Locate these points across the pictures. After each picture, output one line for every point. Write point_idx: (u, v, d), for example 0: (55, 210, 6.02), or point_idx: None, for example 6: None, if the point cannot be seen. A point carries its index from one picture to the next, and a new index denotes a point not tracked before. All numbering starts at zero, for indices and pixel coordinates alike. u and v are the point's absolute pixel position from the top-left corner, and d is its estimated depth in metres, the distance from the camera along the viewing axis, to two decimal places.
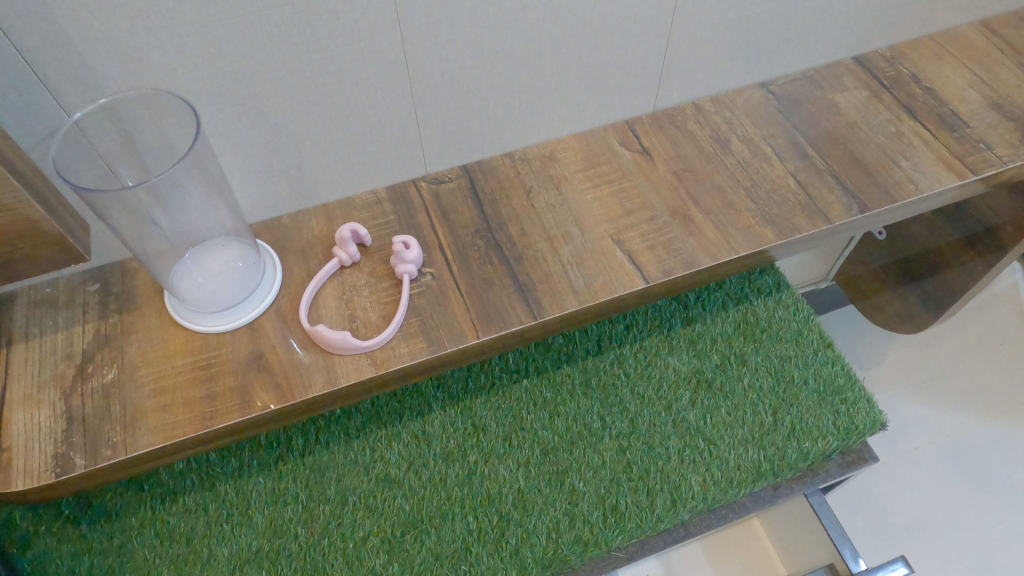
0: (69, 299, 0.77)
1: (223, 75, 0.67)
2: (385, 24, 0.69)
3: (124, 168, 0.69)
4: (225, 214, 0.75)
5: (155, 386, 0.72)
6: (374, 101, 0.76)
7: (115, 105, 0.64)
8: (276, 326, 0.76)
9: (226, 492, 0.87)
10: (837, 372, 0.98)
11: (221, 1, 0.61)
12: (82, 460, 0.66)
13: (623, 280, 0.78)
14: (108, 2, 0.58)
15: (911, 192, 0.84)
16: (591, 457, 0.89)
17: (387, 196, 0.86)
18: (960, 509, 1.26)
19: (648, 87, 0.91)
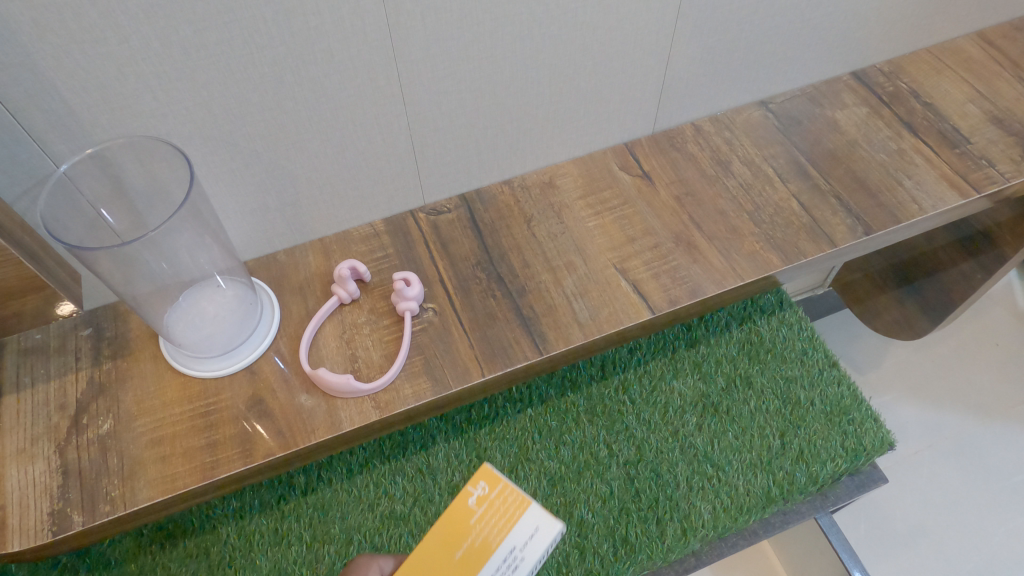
0: (61, 347, 0.75)
1: (216, 118, 0.65)
2: (381, 61, 0.67)
3: (115, 214, 0.67)
4: (221, 260, 0.73)
5: (153, 436, 0.70)
6: (371, 136, 0.74)
7: (104, 152, 0.62)
8: (275, 369, 0.74)
9: (229, 535, 0.85)
10: (844, 392, 0.97)
11: (212, 46, 0.59)
12: (80, 517, 0.64)
13: (629, 310, 0.77)
14: (94, 51, 0.56)
15: (915, 212, 0.83)
16: (599, 488, 0.88)
17: (385, 228, 0.84)
18: (963, 512, 1.25)
19: (647, 109, 0.90)
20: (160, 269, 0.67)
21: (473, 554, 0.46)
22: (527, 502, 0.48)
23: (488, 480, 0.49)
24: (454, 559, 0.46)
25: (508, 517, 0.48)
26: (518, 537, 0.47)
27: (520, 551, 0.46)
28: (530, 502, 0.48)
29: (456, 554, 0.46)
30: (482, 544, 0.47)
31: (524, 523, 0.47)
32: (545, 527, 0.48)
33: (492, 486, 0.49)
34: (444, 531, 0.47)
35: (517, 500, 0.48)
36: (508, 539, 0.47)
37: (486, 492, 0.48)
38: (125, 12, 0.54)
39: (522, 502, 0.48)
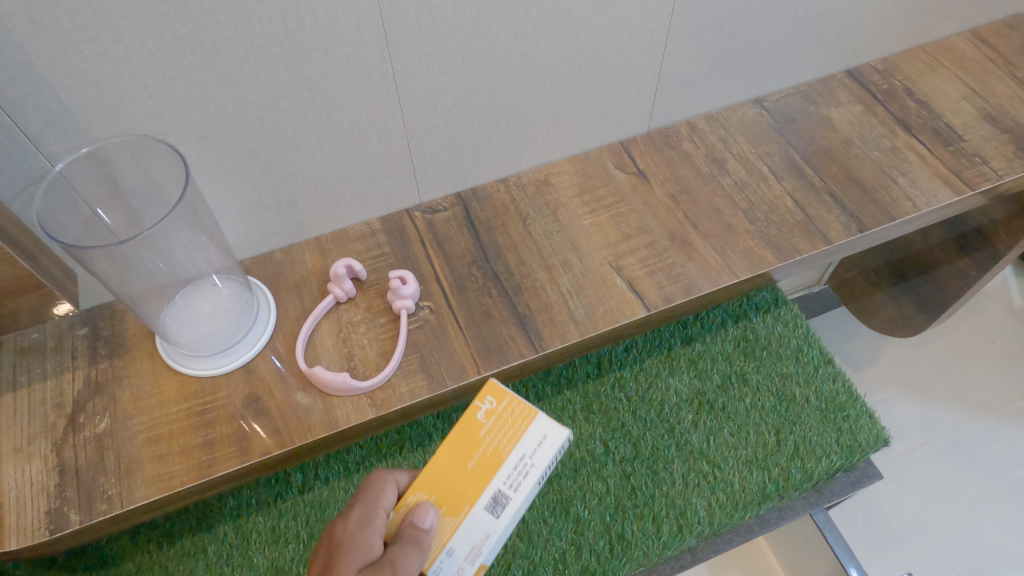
0: (57, 346, 0.75)
1: (211, 116, 0.65)
2: (376, 59, 0.67)
3: (111, 213, 0.67)
4: (218, 258, 0.73)
5: (151, 434, 0.70)
6: (366, 135, 0.75)
7: (99, 151, 0.62)
8: (272, 367, 0.74)
9: (226, 533, 0.85)
10: (839, 389, 0.98)
11: (207, 44, 0.59)
12: (77, 515, 0.65)
13: (624, 308, 0.77)
14: (89, 50, 0.56)
15: (908, 209, 0.83)
16: (595, 485, 0.89)
17: (381, 227, 0.85)
18: (958, 509, 1.25)
19: (642, 107, 0.90)
20: (156, 267, 0.67)
21: (486, 460, 0.53)
22: (532, 415, 0.54)
23: (496, 397, 0.55)
24: (469, 465, 0.53)
25: (516, 428, 0.53)
26: (526, 446, 0.53)
27: (528, 455, 0.52)
28: (534, 414, 0.53)
29: (471, 464, 0.53)
30: (494, 453, 0.53)
31: (532, 432, 0.53)
32: (551, 435, 0.53)
33: (500, 403, 0.55)
34: (459, 444, 0.53)
35: (523, 412, 0.54)
36: (517, 447, 0.53)
37: (495, 407, 0.54)
38: (119, 11, 0.55)
39: (528, 415, 0.54)
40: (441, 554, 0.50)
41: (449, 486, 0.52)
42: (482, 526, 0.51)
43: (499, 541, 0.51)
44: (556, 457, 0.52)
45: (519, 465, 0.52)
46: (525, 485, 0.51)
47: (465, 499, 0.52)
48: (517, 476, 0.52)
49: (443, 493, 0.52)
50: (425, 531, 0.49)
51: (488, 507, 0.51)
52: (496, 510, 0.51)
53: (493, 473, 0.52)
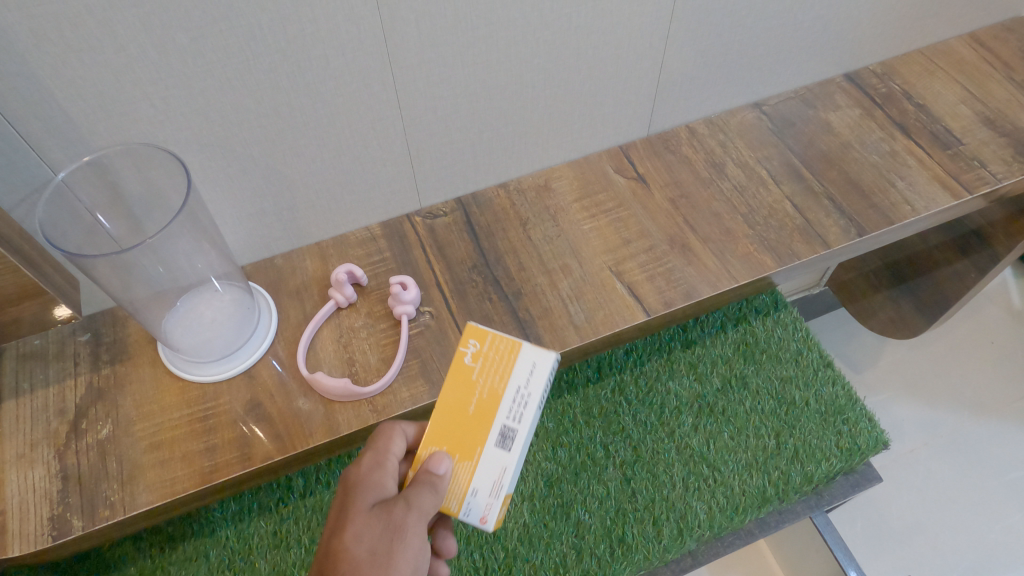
0: (59, 352, 0.75)
1: (212, 124, 0.65)
2: (377, 66, 0.68)
3: (114, 220, 0.68)
4: (219, 264, 0.73)
5: (153, 440, 0.70)
6: (367, 141, 0.75)
7: (101, 159, 0.62)
8: (273, 373, 0.74)
9: (228, 537, 0.86)
10: (838, 392, 0.98)
11: (208, 53, 0.60)
12: (80, 521, 0.65)
13: (624, 313, 0.77)
14: (92, 60, 0.56)
15: (907, 213, 0.84)
16: (596, 488, 0.89)
17: (381, 232, 0.85)
18: (958, 510, 1.25)
19: (642, 112, 0.90)
20: (158, 275, 0.67)
21: (485, 401, 0.53)
22: (517, 345, 0.54)
23: (477, 338, 0.54)
24: (470, 410, 0.53)
25: (505, 363, 0.53)
26: (519, 378, 0.53)
27: (524, 385, 0.52)
28: (519, 345, 0.53)
29: (471, 408, 0.53)
30: (491, 393, 0.53)
31: (521, 363, 0.53)
32: (540, 361, 0.53)
33: (483, 343, 0.54)
34: (454, 392, 0.53)
35: (508, 346, 0.53)
36: (511, 381, 0.53)
37: (480, 348, 0.54)
38: (122, 21, 0.55)
39: (514, 348, 0.53)
40: (466, 497, 0.52)
41: (455, 434, 0.53)
42: (498, 462, 0.52)
43: (517, 470, 0.52)
44: (549, 379, 0.53)
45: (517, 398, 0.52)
46: (528, 414, 0.52)
47: (474, 442, 0.52)
48: (517, 407, 0.52)
49: (451, 442, 0.53)
50: (441, 476, 0.51)
51: (499, 444, 0.52)
52: (507, 444, 0.52)
53: (495, 409, 0.53)
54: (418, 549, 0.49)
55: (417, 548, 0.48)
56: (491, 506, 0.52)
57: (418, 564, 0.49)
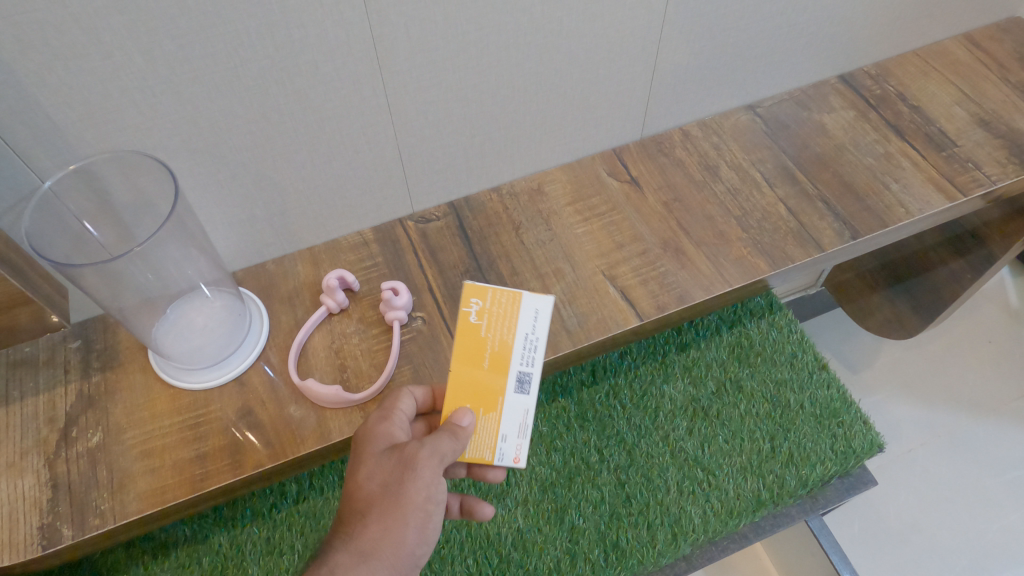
0: (49, 359, 0.75)
1: (201, 131, 0.65)
2: (367, 71, 0.67)
3: (102, 228, 0.67)
4: (210, 270, 0.73)
5: (143, 449, 0.70)
6: (358, 146, 0.75)
7: (88, 167, 0.62)
8: (265, 380, 0.74)
9: (221, 544, 0.86)
10: (834, 395, 0.98)
11: (195, 60, 0.59)
12: (70, 530, 0.65)
13: (617, 317, 0.77)
14: (78, 67, 0.56)
15: (901, 216, 0.83)
16: (590, 493, 0.89)
17: (373, 237, 0.85)
18: (954, 510, 1.24)
19: (635, 115, 0.90)
20: (148, 282, 0.67)
21: (497, 353, 0.59)
22: (517, 296, 0.59)
23: (479, 296, 0.59)
24: (485, 364, 0.59)
25: (507, 315, 0.59)
26: (523, 327, 0.59)
27: (529, 332, 0.59)
28: (518, 296, 0.59)
29: (485, 361, 0.59)
30: (502, 344, 0.59)
31: (524, 311, 0.59)
32: (541, 306, 0.59)
33: (484, 300, 0.59)
34: (467, 350, 0.58)
35: (510, 299, 0.59)
36: (519, 330, 0.59)
37: (484, 305, 0.59)
38: (107, 28, 0.54)
39: (515, 299, 0.59)
40: (498, 443, 0.59)
41: (476, 389, 0.59)
42: (520, 405, 0.59)
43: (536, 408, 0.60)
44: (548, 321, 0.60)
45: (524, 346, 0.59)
46: (538, 356, 0.59)
47: (495, 393, 0.59)
48: (527, 352, 0.59)
49: (474, 397, 0.59)
50: (464, 428, 0.56)
51: (518, 390, 0.59)
52: (524, 388, 0.59)
53: (508, 358, 0.59)
54: (430, 482, 0.54)
55: (429, 481, 0.54)
56: (519, 444, 0.60)
57: (432, 493, 0.54)
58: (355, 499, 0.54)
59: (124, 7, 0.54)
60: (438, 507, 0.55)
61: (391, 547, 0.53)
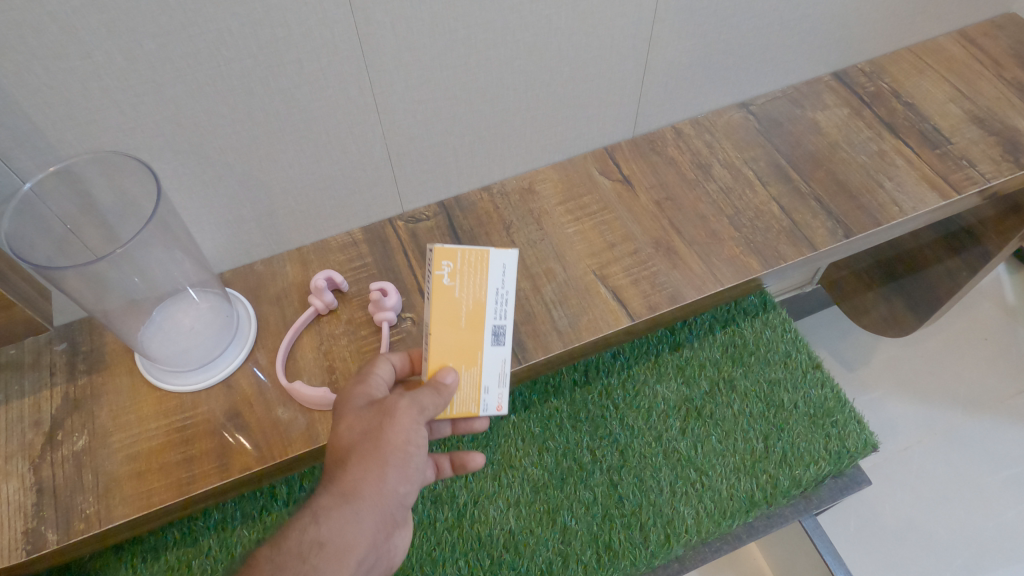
0: (35, 362, 0.74)
1: (185, 131, 0.64)
2: (353, 70, 0.67)
3: (87, 230, 0.66)
4: (196, 271, 0.72)
5: (129, 452, 0.69)
6: (346, 146, 0.74)
7: (70, 168, 0.61)
8: (252, 382, 0.73)
9: (210, 547, 0.85)
10: (828, 394, 0.97)
11: (178, 59, 0.59)
12: (55, 535, 0.64)
13: (608, 318, 0.76)
14: (57, 67, 0.55)
15: (895, 214, 0.83)
16: (582, 494, 0.88)
17: (363, 237, 0.84)
18: (950, 508, 1.22)
19: (627, 113, 0.89)
20: (134, 285, 0.66)
21: (473, 311, 0.59)
22: (485, 253, 0.59)
23: (448, 258, 0.58)
24: (462, 323, 0.59)
25: (479, 272, 0.59)
26: (495, 283, 0.59)
27: (500, 286, 0.60)
28: (488, 253, 0.58)
29: (463, 321, 0.59)
30: (477, 302, 0.59)
31: (493, 268, 0.59)
32: (508, 260, 0.60)
33: (453, 260, 0.58)
34: (443, 312, 0.58)
35: (479, 257, 0.58)
36: (490, 285, 0.59)
37: (454, 267, 0.58)
38: (86, 27, 0.54)
39: (483, 257, 0.58)
40: (481, 395, 0.61)
41: (457, 348, 0.60)
42: (498, 356, 0.61)
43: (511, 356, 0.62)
44: (515, 272, 0.61)
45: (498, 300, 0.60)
46: (509, 308, 0.61)
47: (476, 350, 0.60)
48: (500, 306, 0.60)
49: (455, 356, 0.60)
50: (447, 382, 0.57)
51: (496, 343, 0.61)
52: (502, 339, 0.61)
53: (484, 313, 0.59)
54: (408, 427, 0.55)
55: (407, 425, 0.55)
56: (500, 393, 0.62)
57: (411, 437, 0.55)
58: (337, 448, 0.55)
59: (102, 6, 0.53)
60: (418, 450, 0.56)
61: (372, 486, 0.53)
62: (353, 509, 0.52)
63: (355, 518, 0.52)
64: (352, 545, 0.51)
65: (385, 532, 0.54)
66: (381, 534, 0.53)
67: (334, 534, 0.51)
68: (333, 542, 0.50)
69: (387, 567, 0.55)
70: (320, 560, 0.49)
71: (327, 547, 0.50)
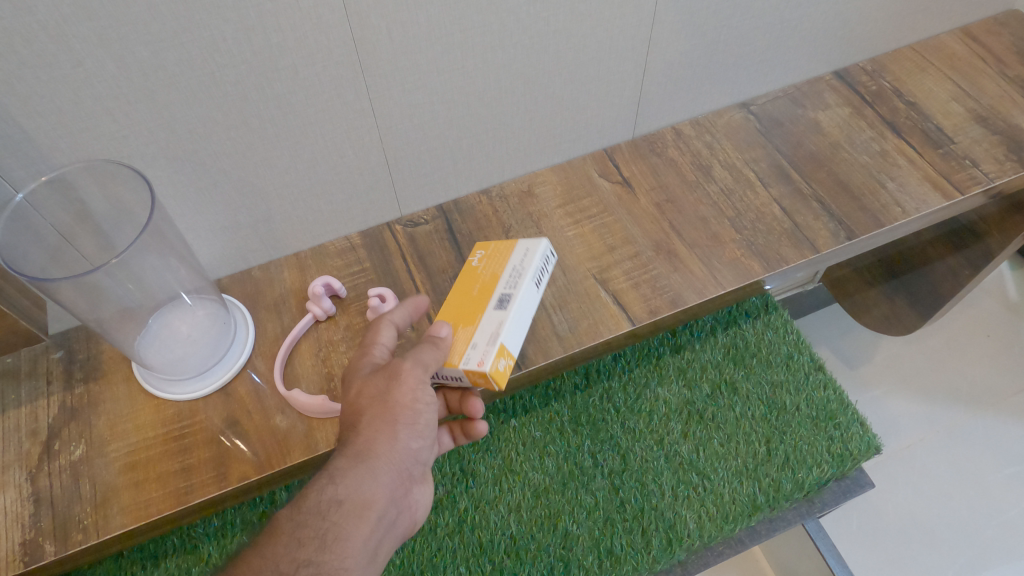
0: (32, 370, 0.73)
1: (179, 137, 0.64)
2: (348, 75, 0.66)
3: (82, 238, 0.66)
4: (192, 278, 0.71)
5: (126, 461, 0.68)
6: (342, 151, 0.73)
7: (62, 177, 0.61)
8: (250, 389, 0.73)
9: (210, 554, 0.85)
10: (831, 396, 0.97)
11: (170, 66, 0.58)
12: (52, 546, 0.64)
13: (609, 322, 0.76)
14: (48, 75, 0.54)
15: (897, 216, 0.82)
16: (583, 499, 0.88)
17: (361, 241, 0.83)
18: (953, 505, 1.17)
19: (626, 115, 0.88)
20: (129, 294, 0.66)
21: (487, 281, 0.66)
22: (516, 242, 0.69)
23: (483, 247, 0.71)
24: (475, 292, 0.66)
25: (506, 254, 0.68)
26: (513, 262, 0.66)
27: (519, 262, 0.65)
28: (515, 241, 0.69)
29: (475, 290, 0.66)
30: (492, 274, 0.66)
31: (517, 250, 0.67)
32: (532, 245, 0.67)
33: (486, 249, 0.70)
34: (463, 284, 0.68)
35: (507, 244, 0.69)
36: (509, 262, 0.66)
37: (484, 252, 0.70)
38: (76, 35, 0.53)
39: (512, 243, 0.69)
40: (467, 350, 0.60)
41: (462, 312, 0.64)
42: (496, 319, 0.61)
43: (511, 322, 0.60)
44: (539, 255, 0.66)
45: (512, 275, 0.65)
46: (520, 279, 0.63)
47: (476, 310, 0.63)
48: (509, 281, 0.64)
49: (459, 318, 0.64)
50: (443, 337, 0.58)
51: (498, 307, 0.62)
52: (505, 305, 0.62)
53: (495, 286, 0.64)
54: (416, 385, 0.54)
55: (415, 384, 0.54)
56: (486, 352, 0.58)
57: (419, 395, 0.54)
58: (346, 414, 0.54)
59: (93, 13, 0.52)
60: (429, 407, 0.55)
61: (385, 445, 0.53)
62: (369, 467, 0.51)
63: (372, 476, 0.51)
64: (372, 502, 0.51)
65: (404, 487, 0.54)
66: (399, 489, 0.53)
67: (352, 492, 0.50)
68: (352, 500, 0.50)
69: (410, 522, 0.55)
70: (339, 518, 0.49)
71: (346, 505, 0.50)
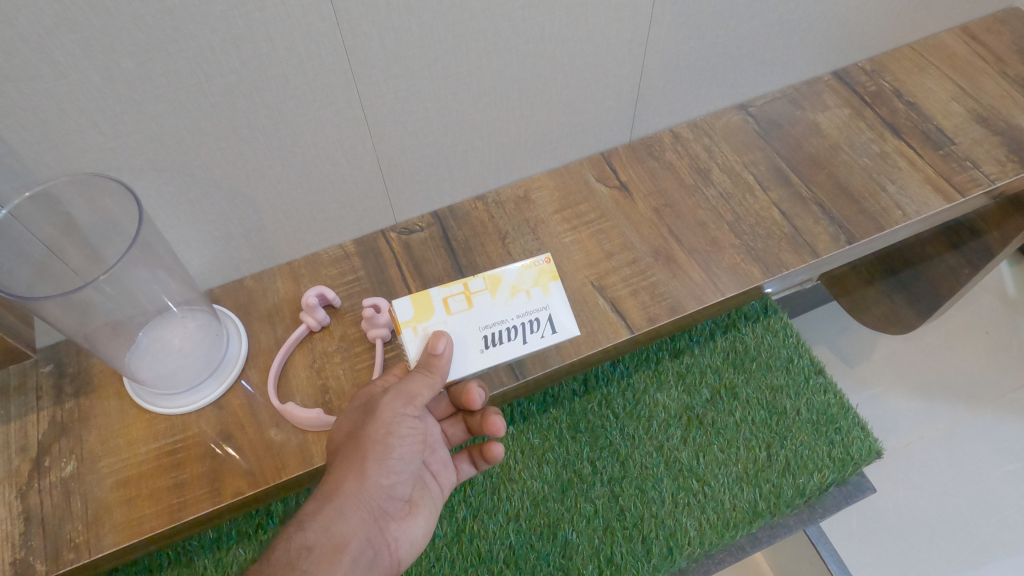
0: (20, 385, 0.72)
1: (167, 148, 0.62)
2: (340, 83, 0.65)
3: (70, 251, 0.64)
4: (183, 290, 0.70)
5: (119, 477, 0.67)
6: (335, 160, 0.72)
7: (48, 190, 0.59)
8: (244, 402, 0.72)
9: (205, 566, 0.86)
10: (831, 400, 0.97)
11: (158, 78, 0.57)
12: (43, 566, 0.62)
13: (607, 330, 0.75)
14: (31, 88, 0.53)
15: (898, 218, 0.81)
16: (583, 507, 0.88)
17: (355, 249, 0.82)
18: (952, 503, 1.16)
19: (624, 119, 0.87)
20: (118, 308, 0.64)
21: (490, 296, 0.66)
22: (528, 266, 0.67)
23: None
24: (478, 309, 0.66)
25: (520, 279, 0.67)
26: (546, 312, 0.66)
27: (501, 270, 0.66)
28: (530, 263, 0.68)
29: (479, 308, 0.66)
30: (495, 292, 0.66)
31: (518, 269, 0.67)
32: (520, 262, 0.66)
33: None
34: None
35: None
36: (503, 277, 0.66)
37: None
38: (59, 47, 0.52)
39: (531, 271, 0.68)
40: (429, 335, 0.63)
41: None
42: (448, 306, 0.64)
43: None
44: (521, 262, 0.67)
45: (534, 328, 0.66)
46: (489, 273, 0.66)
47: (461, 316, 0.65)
48: (522, 289, 0.66)
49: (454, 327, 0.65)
50: (439, 356, 0.57)
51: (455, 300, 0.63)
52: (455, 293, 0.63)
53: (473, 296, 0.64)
54: (390, 418, 0.54)
55: (390, 418, 0.54)
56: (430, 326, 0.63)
57: (393, 429, 0.54)
58: (330, 449, 0.56)
59: (76, 25, 0.51)
60: (401, 442, 0.55)
61: (352, 483, 0.53)
62: (337, 508, 0.52)
63: (340, 516, 0.52)
64: (343, 544, 0.52)
65: (378, 525, 0.55)
66: (373, 528, 0.54)
67: (321, 537, 0.51)
68: (322, 545, 0.51)
69: (391, 559, 0.56)
70: (310, 563, 0.49)
71: (315, 550, 0.50)
